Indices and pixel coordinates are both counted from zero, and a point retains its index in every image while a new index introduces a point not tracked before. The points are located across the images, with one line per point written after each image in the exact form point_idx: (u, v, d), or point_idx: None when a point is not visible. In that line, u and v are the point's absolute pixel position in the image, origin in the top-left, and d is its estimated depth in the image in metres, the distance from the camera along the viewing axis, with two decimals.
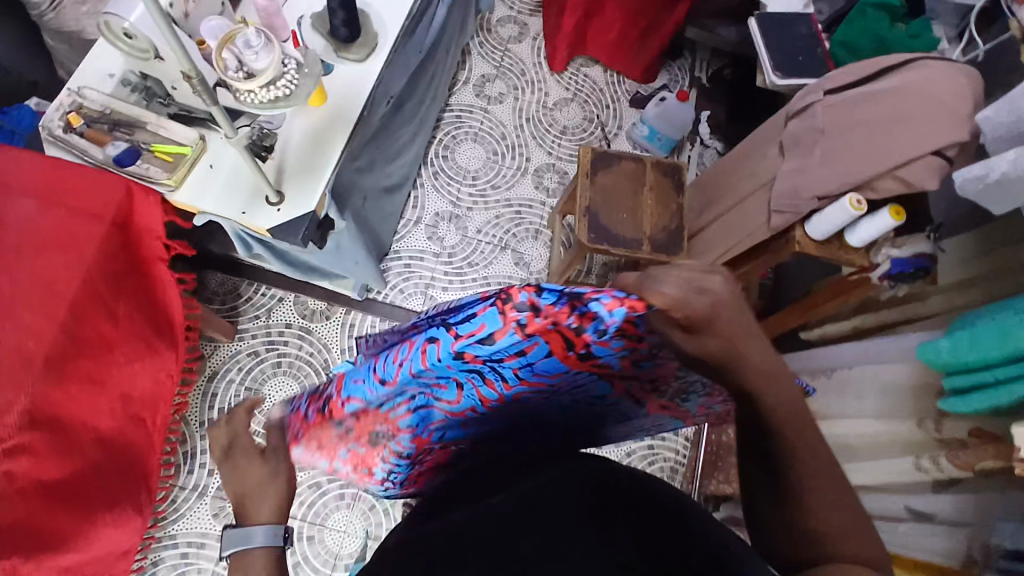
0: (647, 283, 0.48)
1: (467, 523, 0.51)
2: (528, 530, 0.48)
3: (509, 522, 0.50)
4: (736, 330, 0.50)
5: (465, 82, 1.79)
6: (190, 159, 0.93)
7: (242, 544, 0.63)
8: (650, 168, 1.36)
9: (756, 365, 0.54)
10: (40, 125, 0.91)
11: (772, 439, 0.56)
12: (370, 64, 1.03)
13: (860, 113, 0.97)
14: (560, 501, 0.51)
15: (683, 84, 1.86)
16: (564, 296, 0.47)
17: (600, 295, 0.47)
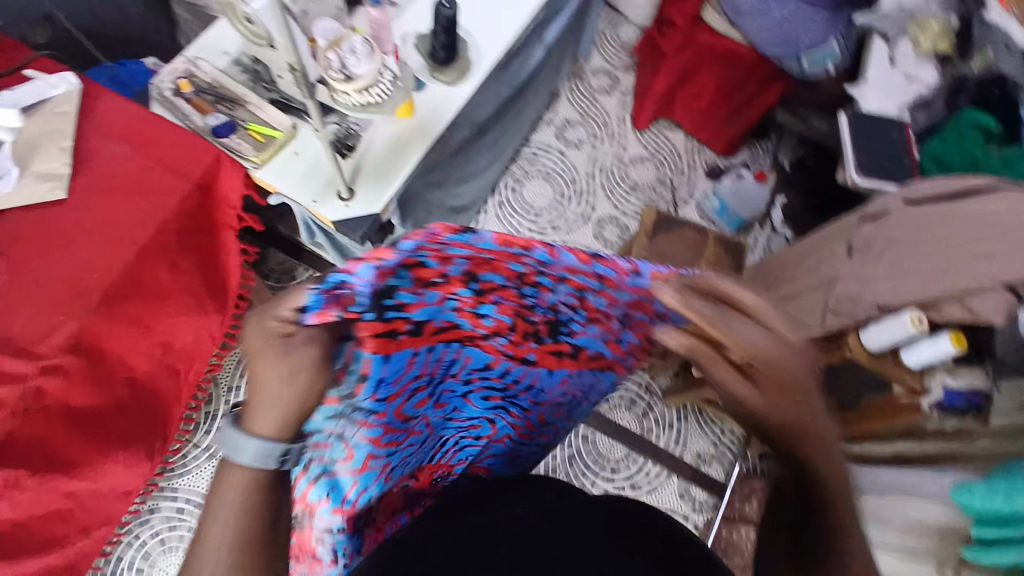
0: (724, 328, 0.54)
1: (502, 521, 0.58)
2: (555, 540, 0.54)
3: (539, 525, 0.56)
4: (788, 380, 0.54)
5: (548, 123, 1.84)
6: (279, 143, 1.00)
7: (232, 454, 0.53)
8: (711, 240, 1.35)
9: (812, 413, 0.56)
10: (153, 85, 1.03)
11: (827, 518, 0.57)
12: (458, 89, 1.08)
13: (938, 228, 0.94)
14: (584, 519, 0.57)
15: (764, 166, 1.86)
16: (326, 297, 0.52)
17: (318, 292, 0.51)
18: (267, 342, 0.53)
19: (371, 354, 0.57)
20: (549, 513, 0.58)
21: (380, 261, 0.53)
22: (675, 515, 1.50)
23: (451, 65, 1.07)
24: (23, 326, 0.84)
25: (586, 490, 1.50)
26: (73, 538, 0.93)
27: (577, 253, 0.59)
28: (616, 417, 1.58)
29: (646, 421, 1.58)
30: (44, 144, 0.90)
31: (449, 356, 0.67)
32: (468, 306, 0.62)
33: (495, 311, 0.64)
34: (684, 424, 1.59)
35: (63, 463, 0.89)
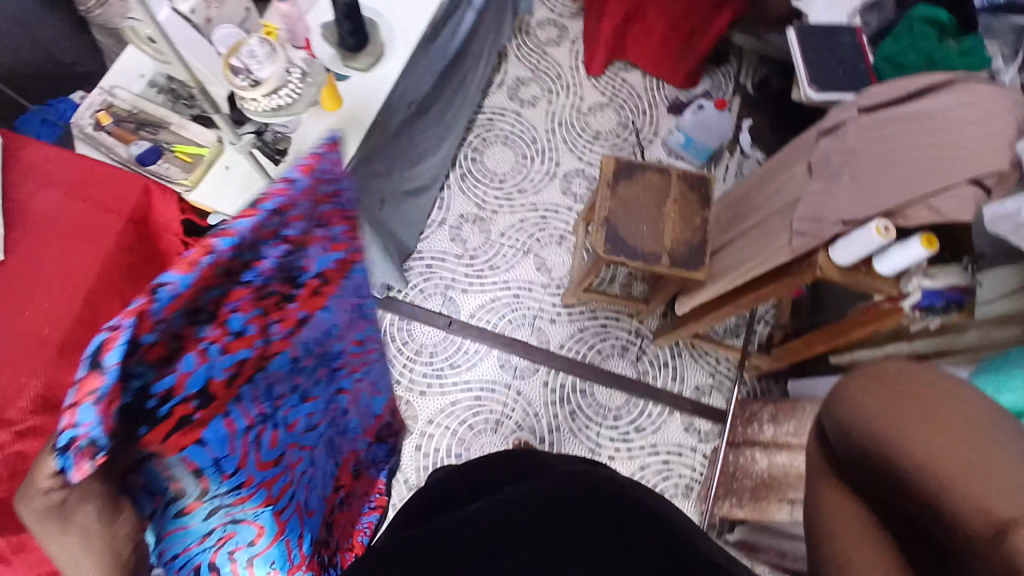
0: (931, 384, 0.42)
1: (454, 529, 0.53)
2: (507, 543, 0.48)
3: (489, 534, 0.50)
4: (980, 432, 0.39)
5: (499, 85, 1.78)
6: (206, 161, 0.99)
7: None
8: (675, 179, 1.33)
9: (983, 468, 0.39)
10: (71, 123, 0.98)
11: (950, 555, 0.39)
12: (374, 74, 1.04)
13: (897, 134, 0.91)
14: (542, 513, 0.51)
15: (727, 91, 1.79)
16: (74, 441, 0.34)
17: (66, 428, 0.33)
18: (42, 515, 0.35)
19: (181, 452, 0.42)
20: (504, 515, 0.52)
21: (87, 387, 0.33)
22: (683, 451, 1.52)
23: (363, 50, 1.02)
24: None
25: (593, 441, 1.51)
26: None
27: (272, 196, 0.40)
28: (611, 366, 1.58)
29: (641, 365, 1.59)
30: None
31: (261, 397, 0.48)
32: (219, 337, 0.41)
33: (247, 318, 0.43)
34: (679, 359, 1.60)
35: None
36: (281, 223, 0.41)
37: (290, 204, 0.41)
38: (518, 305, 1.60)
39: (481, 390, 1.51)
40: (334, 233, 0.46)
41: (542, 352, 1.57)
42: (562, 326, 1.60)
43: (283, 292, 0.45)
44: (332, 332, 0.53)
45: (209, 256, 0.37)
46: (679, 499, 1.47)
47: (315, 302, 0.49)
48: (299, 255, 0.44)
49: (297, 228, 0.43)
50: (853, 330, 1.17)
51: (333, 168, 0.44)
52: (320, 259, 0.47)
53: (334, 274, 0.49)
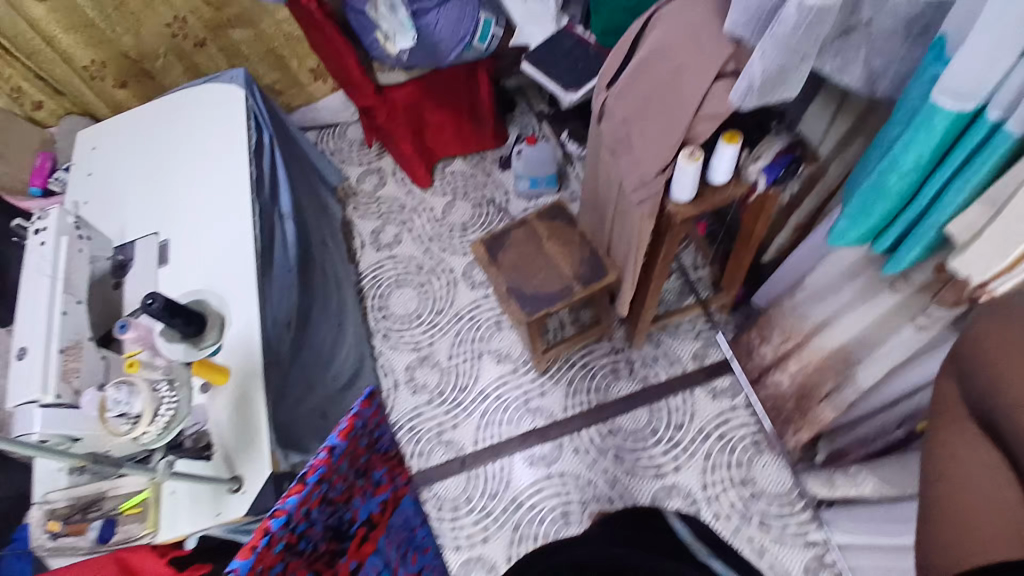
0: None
1: None
2: None
3: None
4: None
5: (362, 246, 1.87)
6: (153, 499, 1.00)
7: None
8: (537, 222, 1.41)
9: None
10: (32, 548, 1.01)
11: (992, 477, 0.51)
12: (229, 335, 1.10)
13: (641, 84, 1.02)
14: None
15: (535, 125, 1.92)
16: None
17: None
18: None
19: None
20: None
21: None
22: (727, 415, 1.52)
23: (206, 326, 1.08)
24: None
25: (651, 466, 1.49)
26: None
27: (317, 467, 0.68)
28: (616, 392, 1.59)
29: (637, 374, 1.60)
30: None
31: None
32: None
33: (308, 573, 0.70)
34: (663, 345, 1.63)
35: None
36: (323, 489, 0.70)
37: (332, 468, 0.71)
38: (505, 401, 1.61)
39: (531, 497, 1.49)
40: (360, 480, 0.80)
41: (552, 426, 1.57)
42: (552, 391, 1.61)
43: (334, 542, 0.75)
44: (380, 564, 0.84)
45: (266, 535, 0.62)
46: (756, 458, 1.46)
47: (360, 543, 0.80)
48: (337, 510, 0.75)
49: (340, 485, 0.74)
50: (755, 230, 1.23)
51: (374, 416, 0.79)
52: (358, 507, 0.80)
53: (372, 514, 0.84)
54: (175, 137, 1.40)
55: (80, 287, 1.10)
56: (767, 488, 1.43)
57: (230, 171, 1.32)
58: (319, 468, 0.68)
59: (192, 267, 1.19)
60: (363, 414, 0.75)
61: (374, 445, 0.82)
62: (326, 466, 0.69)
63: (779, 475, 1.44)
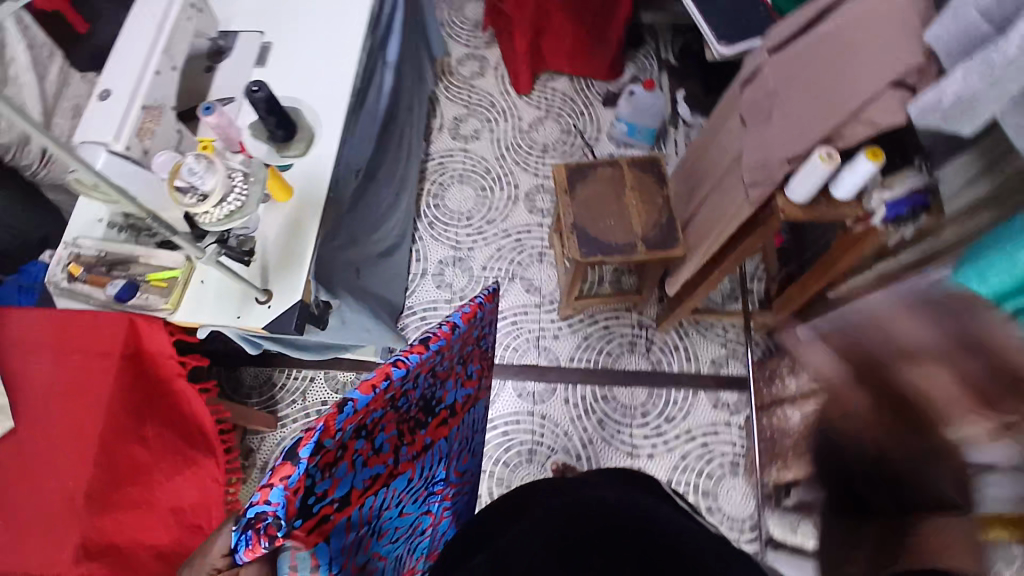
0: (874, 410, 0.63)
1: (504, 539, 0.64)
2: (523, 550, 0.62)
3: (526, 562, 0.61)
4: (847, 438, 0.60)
5: (440, 129, 1.82)
6: (181, 281, 1.01)
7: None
8: (626, 169, 1.36)
9: None
10: (47, 282, 1.02)
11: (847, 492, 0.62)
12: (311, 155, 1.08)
13: (806, 65, 0.95)
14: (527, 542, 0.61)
15: (653, 73, 1.82)
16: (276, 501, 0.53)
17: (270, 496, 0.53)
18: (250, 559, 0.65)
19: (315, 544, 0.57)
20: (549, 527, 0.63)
21: (280, 475, 0.54)
22: (720, 428, 1.52)
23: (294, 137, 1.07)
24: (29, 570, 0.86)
25: (629, 443, 1.50)
26: None
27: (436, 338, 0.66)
28: (625, 363, 1.59)
29: (653, 354, 1.59)
30: None
31: (379, 507, 0.67)
32: (368, 451, 0.63)
33: (389, 436, 0.66)
34: (688, 339, 1.60)
35: None
36: (435, 360, 0.67)
37: (449, 344, 0.68)
38: (520, 329, 1.61)
39: (507, 423, 1.52)
40: (464, 365, 0.75)
41: (554, 368, 1.57)
42: (566, 338, 1.61)
43: (421, 416, 0.70)
44: (445, 456, 0.77)
45: (384, 379, 0.60)
46: (727, 476, 1.47)
47: (446, 429, 0.76)
48: (436, 385, 0.71)
49: (446, 363, 0.70)
50: (837, 262, 1.19)
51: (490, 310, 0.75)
52: (450, 391, 0.74)
53: (458, 405, 0.77)
54: None
55: (178, 54, 1.06)
56: (726, 508, 1.45)
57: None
58: (440, 339, 0.66)
59: (285, 76, 1.16)
60: (483, 307, 0.73)
61: (479, 340, 0.77)
62: (446, 339, 0.67)
63: (744, 500, 1.45)
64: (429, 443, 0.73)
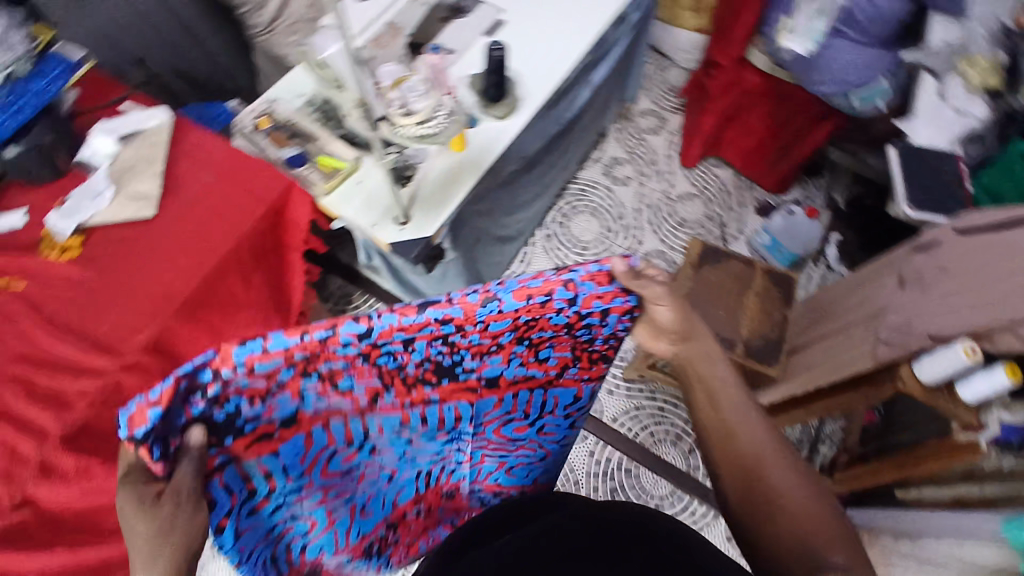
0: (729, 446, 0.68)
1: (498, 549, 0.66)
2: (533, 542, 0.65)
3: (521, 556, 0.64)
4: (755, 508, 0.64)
5: (595, 161, 1.89)
6: (343, 173, 1.11)
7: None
8: (760, 273, 1.35)
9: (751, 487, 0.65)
10: (236, 122, 1.16)
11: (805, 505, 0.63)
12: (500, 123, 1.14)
13: (989, 259, 0.94)
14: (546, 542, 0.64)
15: (816, 203, 1.82)
16: (151, 441, 0.51)
17: (146, 419, 0.50)
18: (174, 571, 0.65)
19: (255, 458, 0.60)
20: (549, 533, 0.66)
21: (162, 399, 0.50)
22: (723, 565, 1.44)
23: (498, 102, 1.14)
24: (98, 335, 0.97)
25: None
26: None
27: (440, 308, 0.60)
28: (661, 453, 1.54)
29: (693, 459, 1.53)
30: (137, 171, 1.08)
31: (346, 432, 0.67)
32: (319, 389, 0.60)
33: (355, 381, 0.62)
34: None
35: None
36: (441, 330, 0.61)
37: (469, 319, 0.62)
38: None
39: None
40: (515, 345, 0.67)
41: (594, 420, 1.57)
42: (618, 398, 1.61)
43: (423, 373, 0.66)
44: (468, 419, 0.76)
45: (328, 330, 0.56)
46: None
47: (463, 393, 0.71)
48: (454, 352, 0.65)
49: (476, 336, 0.64)
50: (922, 461, 1.12)
51: (591, 296, 0.63)
52: (494, 363, 0.69)
53: (507, 381, 0.72)
54: None
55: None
56: None
57: (594, 5, 1.28)
58: (450, 307, 0.60)
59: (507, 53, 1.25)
60: (573, 288, 0.62)
61: (574, 329, 0.67)
62: (461, 309, 0.60)
63: None
64: (427, 399, 0.70)
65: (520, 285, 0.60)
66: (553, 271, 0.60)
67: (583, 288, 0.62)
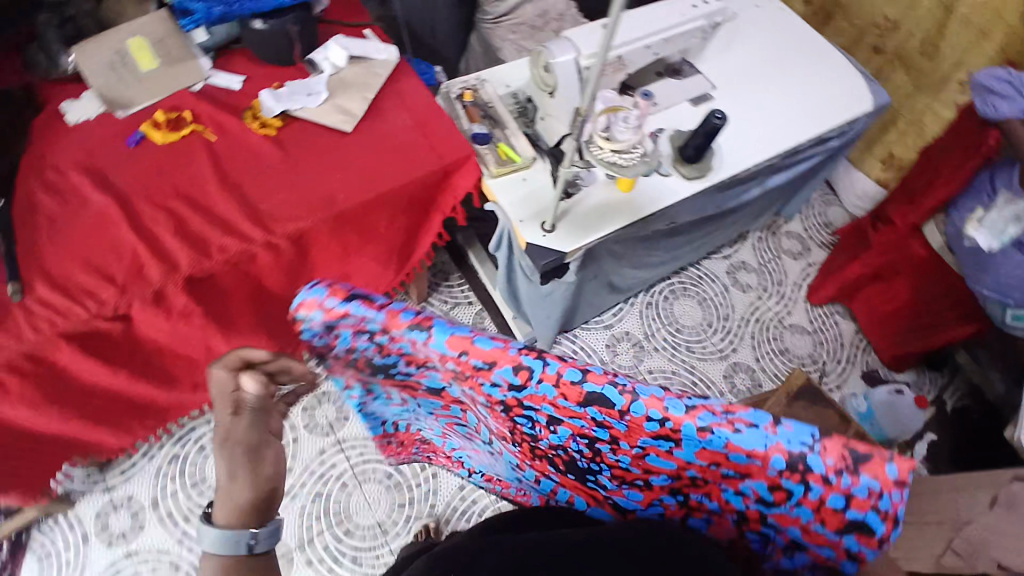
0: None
1: (540, 542, 0.61)
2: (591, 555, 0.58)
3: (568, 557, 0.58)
4: None
5: (724, 257, 1.89)
6: (516, 166, 1.18)
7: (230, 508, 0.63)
8: (850, 433, 1.31)
9: None
10: (446, 84, 1.26)
11: None
12: (677, 186, 1.18)
13: None
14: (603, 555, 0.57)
15: (924, 394, 1.73)
16: (314, 321, 0.64)
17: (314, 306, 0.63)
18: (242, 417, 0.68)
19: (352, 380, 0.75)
20: (591, 542, 0.60)
21: (337, 302, 0.63)
22: None
23: (685, 166, 1.18)
24: (259, 207, 1.08)
25: None
26: (243, 321, 1.18)
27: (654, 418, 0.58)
28: None
29: None
30: (349, 88, 1.19)
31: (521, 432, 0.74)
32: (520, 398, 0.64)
33: (538, 408, 0.64)
34: None
35: (256, 304, 1.17)
36: (615, 424, 0.62)
37: (666, 434, 0.59)
38: None
39: None
40: (697, 464, 0.62)
41: None
42: None
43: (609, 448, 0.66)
44: (606, 439, 0.65)
45: (548, 381, 0.60)
46: None
47: (579, 485, 0.79)
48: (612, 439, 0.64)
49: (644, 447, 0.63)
50: None
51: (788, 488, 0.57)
52: (656, 454, 0.63)
53: (667, 450, 0.61)
54: (810, 60, 1.40)
55: (667, 50, 1.19)
56: None
57: (803, 117, 1.30)
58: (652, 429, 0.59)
59: None
60: (773, 472, 0.57)
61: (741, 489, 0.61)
62: (634, 428, 0.60)
63: None
64: (520, 438, 0.76)
65: (726, 436, 0.56)
66: (779, 441, 0.56)
67: (787, 458, 0.56)
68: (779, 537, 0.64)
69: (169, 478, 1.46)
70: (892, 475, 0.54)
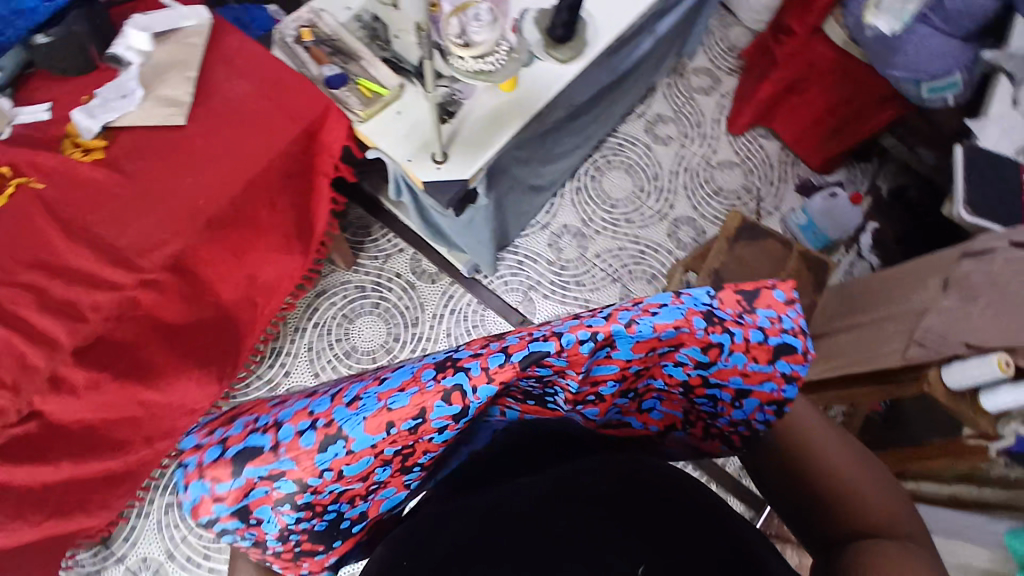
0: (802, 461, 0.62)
1: (497, 500, 0.53)
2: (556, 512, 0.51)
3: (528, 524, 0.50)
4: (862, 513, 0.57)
5: (639, 116, 1.80)
6: (384, 100, 1.04)
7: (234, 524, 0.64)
8: (795, 256, 1.33)
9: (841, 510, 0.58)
10: (277, 29, 1.08)
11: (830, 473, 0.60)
12: (560, 68, 1.07)
13: None
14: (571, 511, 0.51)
15: (858, 187, 1.75)
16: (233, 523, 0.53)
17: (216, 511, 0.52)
18: None
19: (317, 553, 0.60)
20: (549, 494, 0.52)
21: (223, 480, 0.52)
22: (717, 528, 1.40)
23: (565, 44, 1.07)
24: (120, 244, 0.95)
25: None
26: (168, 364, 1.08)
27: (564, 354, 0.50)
28: None
29: None
30: (167, 73, 1.01)
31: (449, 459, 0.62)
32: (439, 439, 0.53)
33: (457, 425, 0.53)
34: None
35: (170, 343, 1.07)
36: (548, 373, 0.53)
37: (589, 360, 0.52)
38: None
39: None
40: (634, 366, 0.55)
41: None
42: None
43: (549, 397, 0.58)
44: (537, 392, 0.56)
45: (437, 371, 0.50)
46: None
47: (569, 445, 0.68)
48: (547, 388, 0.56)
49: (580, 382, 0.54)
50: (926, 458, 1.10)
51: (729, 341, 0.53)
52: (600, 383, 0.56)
53: (600, 375, 0.55)
54: None
55: None
56: None
57: None
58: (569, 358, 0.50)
59: None
60: (696, 327, 0.52)
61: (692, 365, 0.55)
62: (570, 358, 0.50)
63: None
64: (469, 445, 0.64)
65: (649, 322, 0.50)
66: (688, 302, 0.51)
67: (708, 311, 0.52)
68: (766, 408, 0.58)
69: (172, 527, 1.43)
70: (781, 297, 0.53)
